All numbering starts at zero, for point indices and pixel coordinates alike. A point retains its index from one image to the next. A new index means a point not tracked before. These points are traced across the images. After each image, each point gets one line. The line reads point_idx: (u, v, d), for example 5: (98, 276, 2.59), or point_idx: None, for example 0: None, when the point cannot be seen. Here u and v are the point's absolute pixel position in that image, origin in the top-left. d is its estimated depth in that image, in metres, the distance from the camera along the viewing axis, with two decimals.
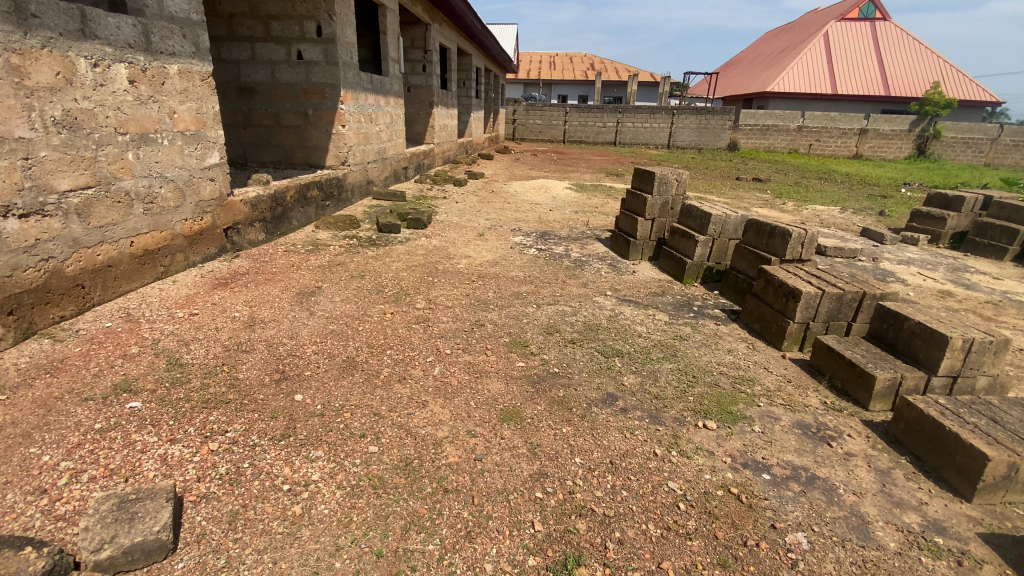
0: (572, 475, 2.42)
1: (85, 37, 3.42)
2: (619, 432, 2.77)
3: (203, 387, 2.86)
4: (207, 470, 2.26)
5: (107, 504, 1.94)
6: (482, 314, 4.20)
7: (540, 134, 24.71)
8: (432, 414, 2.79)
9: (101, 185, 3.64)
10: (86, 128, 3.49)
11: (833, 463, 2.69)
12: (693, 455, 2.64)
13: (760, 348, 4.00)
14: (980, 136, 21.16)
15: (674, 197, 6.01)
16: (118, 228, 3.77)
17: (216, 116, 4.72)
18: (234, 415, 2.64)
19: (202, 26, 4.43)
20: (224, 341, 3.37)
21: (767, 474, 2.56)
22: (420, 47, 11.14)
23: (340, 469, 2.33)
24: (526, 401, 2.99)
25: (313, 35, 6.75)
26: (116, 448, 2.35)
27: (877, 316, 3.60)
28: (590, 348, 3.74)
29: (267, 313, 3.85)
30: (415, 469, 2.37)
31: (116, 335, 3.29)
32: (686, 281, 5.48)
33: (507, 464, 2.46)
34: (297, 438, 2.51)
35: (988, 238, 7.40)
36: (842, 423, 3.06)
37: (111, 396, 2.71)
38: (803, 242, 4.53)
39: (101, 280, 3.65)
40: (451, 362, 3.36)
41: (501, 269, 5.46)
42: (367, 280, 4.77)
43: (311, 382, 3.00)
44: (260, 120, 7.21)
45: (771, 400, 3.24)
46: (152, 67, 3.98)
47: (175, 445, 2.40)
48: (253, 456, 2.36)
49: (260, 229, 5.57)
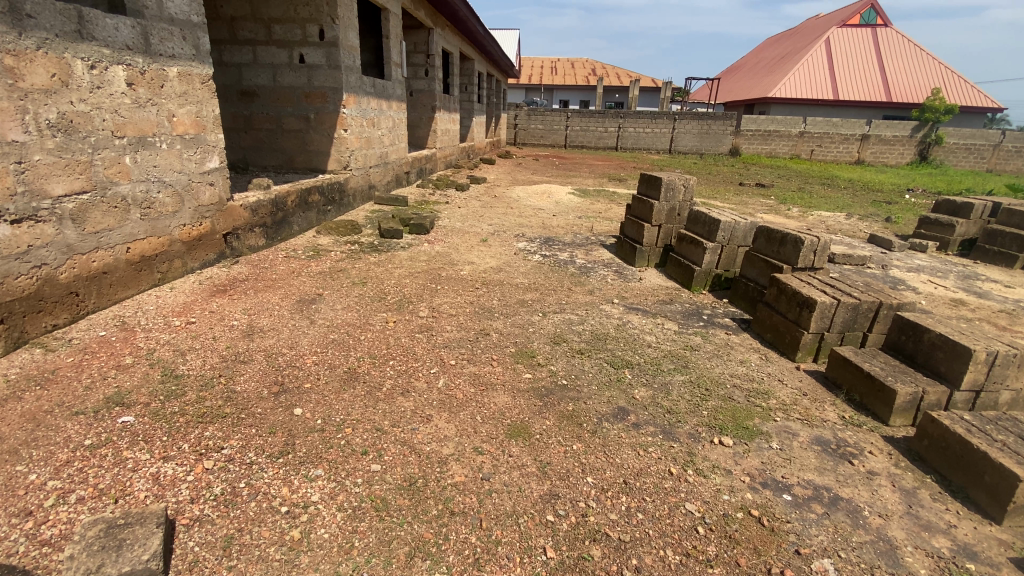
0: (584, 496, 2.31)
1: (82, 39, 3.33)
2: (632, 449, 2.66)
3: (198, 401, 2.75)
4: (201, 490, 2.15)
5: (95, 529, 1.82)
6: (486, 323, 4.09)
7: (542, 139, 24.68)
8: (437, 429, 2.68)
9: (97, 190, 3.54)
10: (82, 131, 3.40)
11: (857, 482, 2.57)
12: (710, 474, 2.53)
13: (773, 359, 3.89)
14: (981, 142, 21.07)
15: (681, 203, 5.92)
16: (114, 234, 3.67)
17: (216, 119, 4.63)
18: (231, 430, 2.54)
19: (202, 28, 4.35)
20: (222, 351, 3.26)
21: (787, 495, 2.44)
22: (423, 51, 11.09)
23: (341, 489, 2.22)
24: (534, 415, 2.87)
25: (315, 38, 6.68)
26: (106, 466, 2.24)
27: (895, 328, 3.49)
28: (599, 358, 3.63)
29: (267, 322, 3.74)
30: (420, 489, 2.26)
31: (110, 345, 3.19)
32: (694, 289, 5.37)
33: (516, 484, 2.35)
34: (296, 455, 2.40)
35: (998, 245, 7.29)
36: (863, 440, 2.94)
37: (103, 410, 2.60)
38: (816, 250, 4.41)
39: (96, 287, 3.55)
40: (456, 374, 3.25)
41: (505, 276, 5.35)
42: (369, 287, 4.67)
43: (310, 395, 2.88)
44: (261, 124, 7.13)
45: (787, 415, 3.13)
46: (151, 69, 3.89)
47: (168, 464, 2.29)
48: (250, 475, 2.25)
49: (260, 234, 5.47)
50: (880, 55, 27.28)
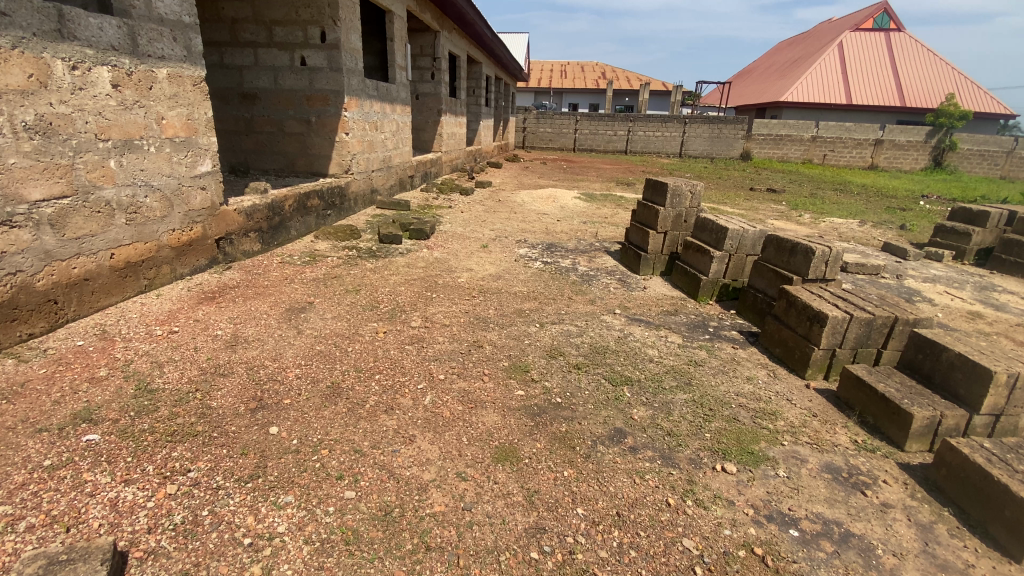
0: (572, 530, 2.14)
1: (63, 38, 3.23)
2: (628, 476, 2.49)
3: (170, 417, 2.61)
4: (160, 519, 2.01)
5: (34, 566, 1.68)
6: (480, 334, 3.94)
7: (550, 142, 24.51)
8: (420, 451, 2.53)
9: (79, 195, 3.43)
10: (63, 134, 3.30)
11: (869, 516, 2.37)
12: (710, 506, 2.35)
13: (782, 376, 3.69)
14: (996, 148, 20.62)
15: (687, 209, 5.74)
16: (97, 239, 3.57)
17: (209, 122, 4.52)
18: (200, 451, 2.40)
19: (194, 29, 4.25)
20: (202, 364, 3.13)
21: (794, 530, 2.26)
22: (429, 54, 10.99)
23: (311, 518, 2.07)
24: (524, 437, 2.71)
25: (316, 40, 6.59)
26: (63, 490, 2.11)
27: (911, 345, 3.28)
28: (596, 374, 3.45)
29: (253, 332, 3.61)
30: (395, 521, 2.10)
31: (86, 355, 3.07)
32: (701, 299, 5.18)
33: (500, 515, 2.18)
34: (266, 480, 2.25)
35: (1015, 255, 6.99)
36: (876, 467, 2.73)
37: (69, 427, 2.47)
38: (827, 260, 4.20)
39: (76, 294, 3.44)
40: (445, 390, 3.08)
41: (504, 283, 5.19)
42: (362, 295, 4.53)
43: (289, 412, 2.74)
44: (262, 127, 7.04)
45: (796, 438, 2.94)
46: (138, 70, 3.79)
47: (129, 488, 2.15)
48: (214, 501, 2.11)
49: (255, 239, 5.36)
50: (894, 58, 26.86)
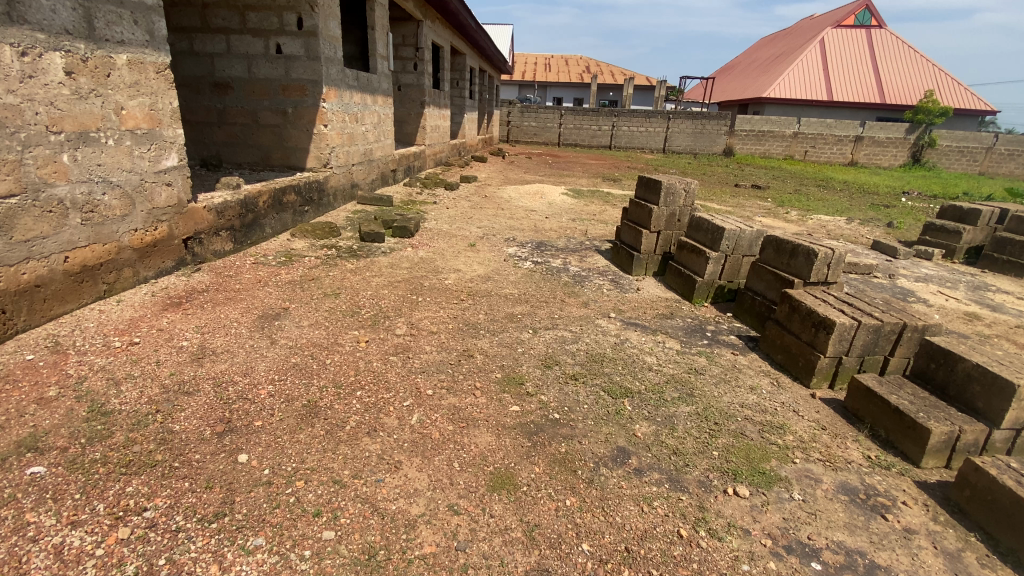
0: (578, 571, 1.93)
1: (12, 22, 2.91)
2: (634, 504, 2.29)
3: (126, 445, 2.33)
4: (110, 571, 1.74)
5: None
6: (471, 341, 3.70)
7: (535, 136, 24.27)
8: (407, 480, 2.29)
9: (28, 193, 3.11)
10: (10, 126, 2.98)
11: (894, 545, 2.20)
12: (725, 537, 2.16)
13: (785, 385, 3.53)
14: (975, 144, 20.97)
15: (681, 208, 5.58)
16: (49, 242, 3.24)
17: (174, 113, 4.17)
18: (159, 485, 2.13)
19: (158, 12, 3.90)
20: (164, 381, 2.84)
21: (816, 564, 2.08)
22: (411, 44, 10.62)
23: (284, 565, 1.83)
24: (521, 460, 2.49)
25: (293, 27, 6.23)
26: (2, 535, 1.83)
27: (923, 354, 3.14)
28: (595, 387, 3.23)
29: (222, 342, 3.32)
30: (380, 567, 1.87)
31: (36, 371, 2.76)
32: (696, 301, 5.01)
33: (497, 555, 1.97)
34: (232, 519, 1.99)
35: (1007, 253, 6.97)
36: (894, 487, 2.58)
37: (11, 457, 2.18)
38: (829, 262, 4.07)
39: (27, 302, 3.11)
40: (433, 408, 2.84)
41: (493, 285, 4.95)
42: (342, 299, 4.26)
43: (259, 436, 2.48)
44: (235, 118, 6.65)
45: (808, 455, 2.77)
46: (95, 56, 3.44)
47: (76, 532, 1.87)
48: (172, 548, 1.85)
49: (227, 238, 5.03)
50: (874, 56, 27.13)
